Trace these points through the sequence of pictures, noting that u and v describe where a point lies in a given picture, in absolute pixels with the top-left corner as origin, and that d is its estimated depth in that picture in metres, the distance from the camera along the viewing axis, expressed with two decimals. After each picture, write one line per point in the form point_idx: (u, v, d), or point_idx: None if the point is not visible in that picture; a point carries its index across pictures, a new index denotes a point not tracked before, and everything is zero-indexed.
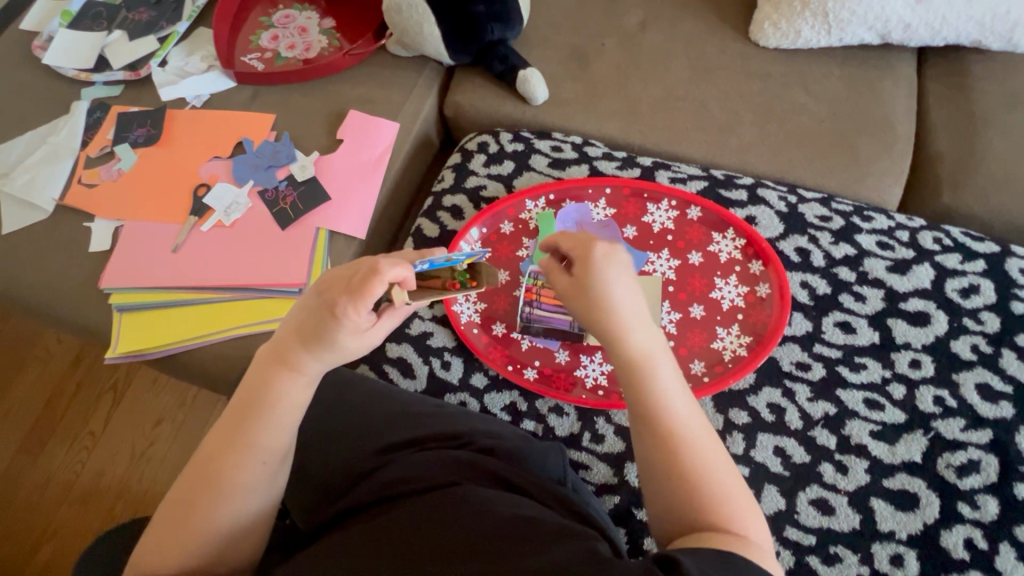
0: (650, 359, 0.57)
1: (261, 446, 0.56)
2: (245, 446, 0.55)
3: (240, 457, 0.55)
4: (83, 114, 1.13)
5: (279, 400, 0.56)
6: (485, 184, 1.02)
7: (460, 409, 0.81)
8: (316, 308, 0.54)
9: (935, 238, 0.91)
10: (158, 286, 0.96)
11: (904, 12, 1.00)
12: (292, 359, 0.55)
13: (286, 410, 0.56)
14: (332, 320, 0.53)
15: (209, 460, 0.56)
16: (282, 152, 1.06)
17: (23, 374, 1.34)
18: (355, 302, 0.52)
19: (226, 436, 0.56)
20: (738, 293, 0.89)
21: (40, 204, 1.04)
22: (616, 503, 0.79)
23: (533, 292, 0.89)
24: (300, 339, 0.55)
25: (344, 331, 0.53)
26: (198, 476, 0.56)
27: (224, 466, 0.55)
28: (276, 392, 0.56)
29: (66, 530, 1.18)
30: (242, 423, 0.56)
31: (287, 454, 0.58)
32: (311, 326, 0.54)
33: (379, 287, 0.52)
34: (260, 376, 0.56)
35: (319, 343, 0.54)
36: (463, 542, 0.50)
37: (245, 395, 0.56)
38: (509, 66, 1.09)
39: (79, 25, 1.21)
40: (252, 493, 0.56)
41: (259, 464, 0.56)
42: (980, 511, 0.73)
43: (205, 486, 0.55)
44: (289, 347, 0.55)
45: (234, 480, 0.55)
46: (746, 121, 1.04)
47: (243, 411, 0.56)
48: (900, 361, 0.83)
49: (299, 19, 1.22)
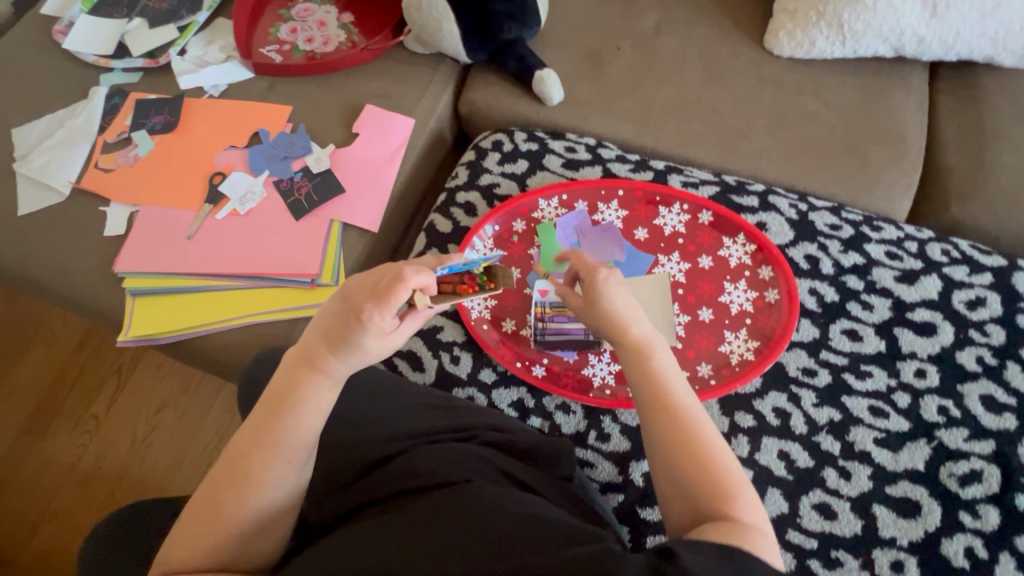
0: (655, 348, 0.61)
1: (289, 446, 0.56)
2: (272, 443, 0.56)
3: (268, 454, 0.56)
4: (102, 99, 1.14)
5: (306, 401, 0.57)
6: (498, 182, 1.03)
7: (469, 403, 0.82)
8: (341, 313, 0.54)
9: (943, 250, 0.92)
10: (170, 274, 0.97)
11: (919, 26, 1.01)
12: (319, 362, 0.56)
13: (310, 412, 0.57)
14: (356, 322, 0.53)
15: (239, 455, 0.56)
16: (298, 144, 1.07)
17: (30, 356, 1.35)
18: (380, 307, 0.53)
19: (254, 432, 0.57)
20: (746, 297, 0.90)
21: (56, 187, 1.05)
22: (620, 502, 0.80)
23: (542, 309, 0.91)
24: (327, 345, 0.55)
25: (368, 335, 0.54)
26: (228, 470, 0.56)
27: (253, 455, 0.56)
28: (303, 392, 0.56)
29: (68, 513, 1.19)
30: (269, 421, 0.56)
31: (311, 451, 0.58)
32: (336, 330, 0.55)
33: (404, 291, 0.53)
34: (288, 376, 0.57)
35: (345, 348, 0.55)
36: (482, 541, 0.50)
37: (274, 393, 0.57)
38: (525, 66, 1.10)
39: (100, 11, 1.22)
40: (277, 487, 0.56)
41: (283, 463, 0.56)
42: (981, 521, 0.74)
43: (231, 477, 0.56)
44: (316, 351, 0.56)
45: (260, 475, 0.56)
46: (758, 128, 1.05)
47: (272, 407, 0.57)
48: (906, 370, 0.84)
49: (318, 12, 1.23)
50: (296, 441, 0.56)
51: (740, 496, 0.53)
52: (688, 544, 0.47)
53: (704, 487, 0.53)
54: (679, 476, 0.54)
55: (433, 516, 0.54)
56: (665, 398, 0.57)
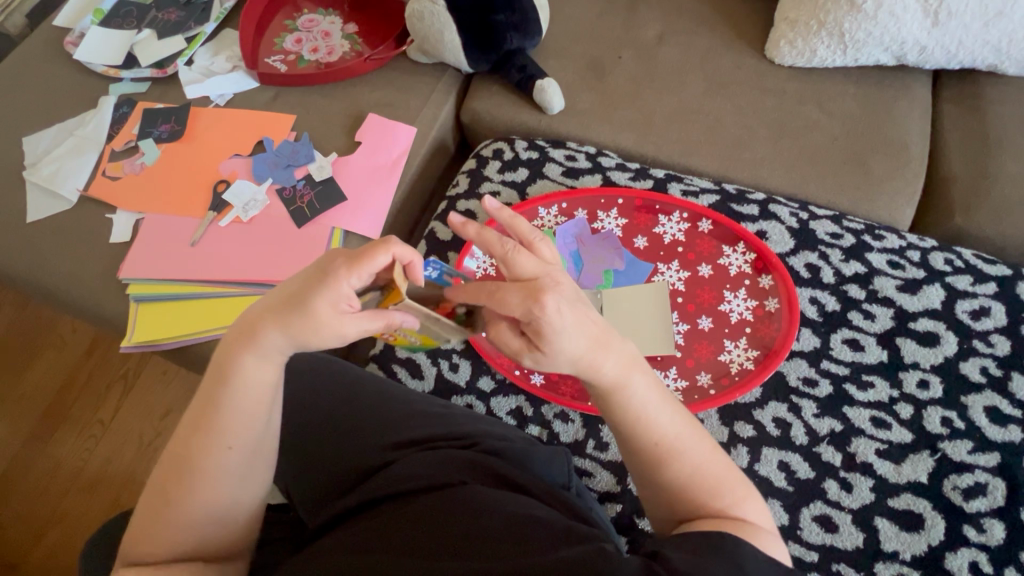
0: (623, 380, 0.53)
1: (231, 427, 0.55)
2: (210, 426, 0.54)
3: (207, 438, 0.54)
4: (111, 109, 1.16)
5: (243, 377, 0.54)
6: (499, 190, 1.04)
7: (467, 411, 0.82)
8: (308, 274, 0.53)
9: (946, 259, 0.91)
10: (173, 280, 0.98)
11: (920, 34, 1.01)
12: (263, 330, 0.53)
13: (249, 389, 0.54)
14: (323, 282, 0.52)
15: (181, 441, 0.55)
16: (301, 152, 1.08)
17: (38, 361, 1.37)
18: (351, 265, 0.51)
19: (195, 416, 0.55)
20: (746, 306, 0.90)
21: (65, 194, 1.07)
22: (618, 512, 0.80)
23: None
24: (279, 308, 0.53)
25: (325, 295, 0.51)
26: (174, 458, 0.56)
27: (194, 440, 0.55)
28: (240, 373, 0.54)
29: (72, 517, 1.19)
30: (209, 402, 0.55)
31: (256, 435, 0.56)
32: (296, 291, 0.53)
33: (383, 256, 0.52)
34: (227, 350, 0.55)
35: (295, 310, 0.52)
36: (471, 543, 0.50)
37: (212, 373, 0.55)
38: (526, 75, 1.11)
39: (110, 23, 1.24)
40: (222, 474, 0.55)
41: (224, 449, 0.55)
42: (986, 535, 0.72)
43: (177, 466, 0.55)
44: (262, 316, 0.53)
45: (201, 461, 0.55)
46: (759, 137, 1.05)
47: (211, 389, 0.55)
48: (908, 381, 0.83)
49: (323, 23, 1.25)
50: (234, 423, 0.55)
51: (734, 503, 0.53)
52: (681, 546, 0.47)
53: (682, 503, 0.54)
54: (653, 495, 0.56)
55: (426, 518, 0.54)
56: (630, 438, 0.55)
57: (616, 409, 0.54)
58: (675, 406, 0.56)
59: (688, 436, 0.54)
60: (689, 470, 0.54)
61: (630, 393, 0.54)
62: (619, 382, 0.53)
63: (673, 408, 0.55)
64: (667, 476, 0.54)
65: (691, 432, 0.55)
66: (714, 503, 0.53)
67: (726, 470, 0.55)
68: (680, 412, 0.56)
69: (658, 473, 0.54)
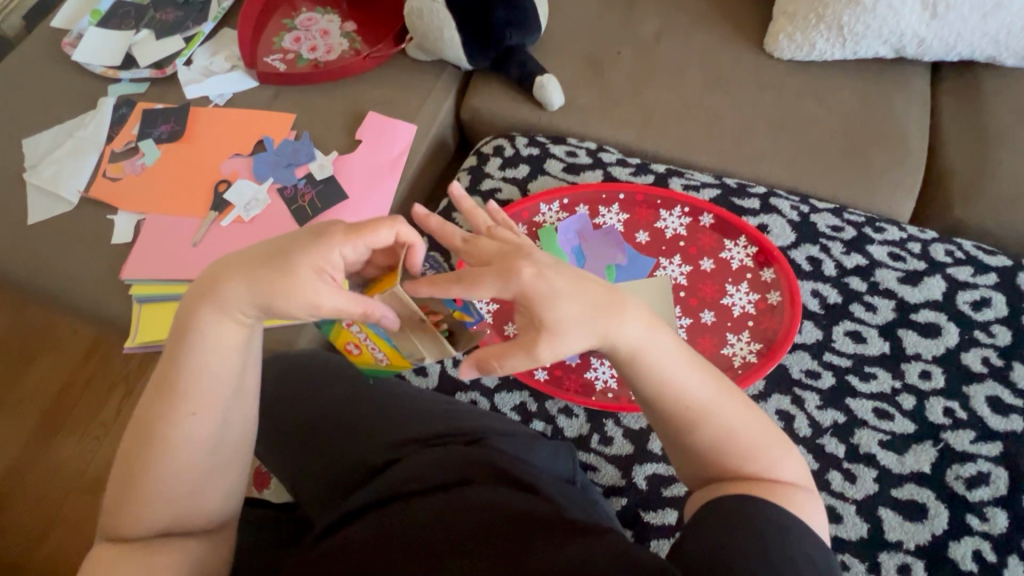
0: (645, 345, 0.50)
1: (196, 391, 0.54)
2: (172, 390, 0.54)
3: (170, 403, 0.54)
4: (109, 110, 1.16)
5: (203, 338, 0.54)
6: (500, 187, 1.04)
7: (472, 407, 0.82)
8: (298, 234, 0.55)
9: (947, 251, 0.91)
10: (177, 280, 0.98)
11: (919, 27, 1.01)
12: (230, 287, 0.53)
13: (210, 354, 0.54)
14: (313, 240, 0.53)
15: (145, 407, 0.55)
16: (302, 151, 1.08)
17: (40, 364, 1.37)
18: (348, 231, 0.54)
19: (160, 382, 0.54)
20: (749, 300, 0.90)
21: (65, 196, 1.07)
22: (623, 505, 0.80)
23: None
24: (255, 265, 0.53)
25: (311, 255, 0.52)
26: (138, 427, 0.55)
27: (157, 406, 0.54)
28: (203, 334, 0.53)
29: (76, 519, 1.20)
30: (171, 366, 0.54)
31: (222, 400, 0.55)
32: (279, 250, 0.53)
33: (386, 228, 0.55)
34: (190, 310, 0.54)
35: (275, 266, 0.52)
36: (473, 542, 0.50)
37: (175, 336, 0.55)
38: (526, 72, 1.11)
39: (108, 24, 1.24)
40: (188, 441, 0.54)
41: (186, 414, 0.54)
42: (989, 524, 0.73)
43: (140, 433, 0.54)
44: (234, 271, 0.53)
45: (163, 428, 0.54)
46: (759, 131, 1.05)
47: (173, 354, 0.54)
48: (911, 371, 0.83)
49: (321, 22, 1.25)
50: (197, 388, 0.54)
51: (769, 466, 0.52)
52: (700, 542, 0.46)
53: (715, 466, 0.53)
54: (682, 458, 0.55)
55: (434, 516, 0.54)
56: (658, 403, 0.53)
57: (641, 375, 0.52)
58: (704, 367, 0.53)
59: (719, 397, 0.52)
60: (722, 432, 0.52)
61: (655, 357, 0.51)
62: (641, 348, 0.50)
63: (701, 369, 0.53)
64: (695, 439, 0.53)
65: (722, 394, 0.53)
66: (747, 467, 0.52)
67: (762, 429, 0.53)
68: (709, 373, 0.53)
69: (685, 437, 0.53)
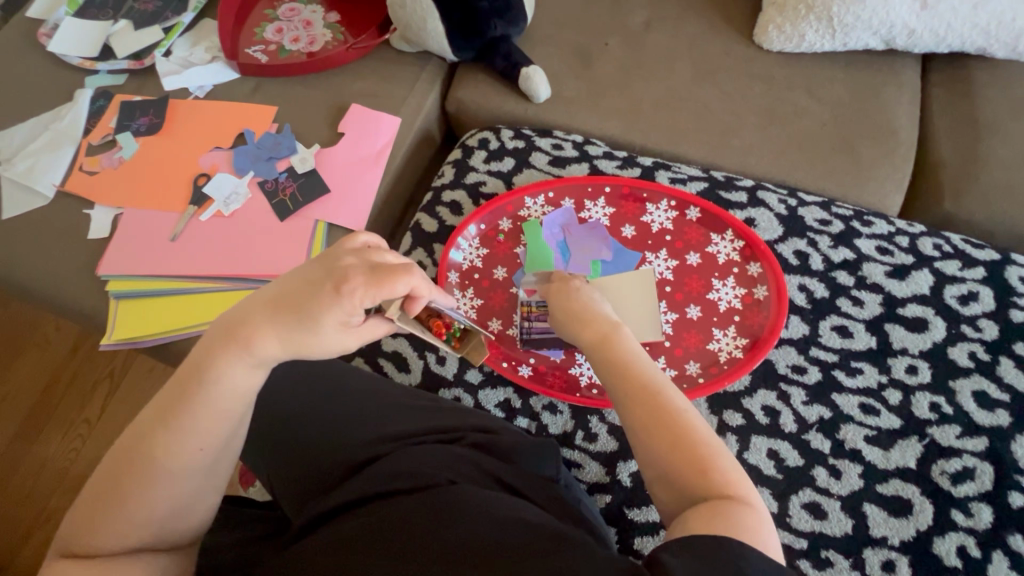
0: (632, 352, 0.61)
1: (202, 428, 0.51)
2: (177, 425, 0.51)
3: (172, 437, 0.51)
4: (86, 102, 1.13)
5: (217, 379, 0.51)
6: (485, 180, 1.02)
7: (454, 404, 0.81)
8: (315, 280, 0.52)
9: (935, 244, 0.90)
10: (155, 276, 0.96)
11: (909, 18, 1.00)
12: (251, 335, 0.51)
13: (223, 396, 0.51)
14: (332, 296, 0.50)
15: (143, 436, 0.51)
16: (283, 144, 1.06)
17: (21, 361, 1.35)
18: (366, 288, 0.51)
19: (162, 412, 0.51)
20: (735, 294, 0.89)
21: (41, 190, 1.04)
22: (608, 503, 0.79)
23: (529, 307, 0.87)
24: (273, 312, 0.51)
25: (331, 313, 0.51)
26: (132, 452, 0.51)
27: (158, 438, 0.51)
28: (219, 373, 0.51)
29: (59, 519, 1.18)
30: (179, 399, 0.51)
31: (230, 436, 0.53)
32: (297, 298, 0.51)
33: (401, 283, 0.52)
34: (208, 347, 0.52)
35: (299, 318, 0.51)
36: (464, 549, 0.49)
37: (186, 368, 0.52)
38: (512, 63, 1.09)
39: (85, 14, 1.21)
40: (189, 474, 0.52)
41: (194, 450, 0.51)
42: (974, 519, 0.72)
43: (135, 462, 0.51)
44: (256, 317, 0.51)
45: (165, 461, 0.51)
46: (748, 123, 1.04)
47: (181, 387, 0.51)
48: (897, 366, 0.82)
49: (305, 12, 1.22)
50: (209, 426, 0.51)
51: (737, 487, 0.50)
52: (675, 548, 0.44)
53: (684, 479, 0.51)
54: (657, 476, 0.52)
55: (408, 518, 0.53)
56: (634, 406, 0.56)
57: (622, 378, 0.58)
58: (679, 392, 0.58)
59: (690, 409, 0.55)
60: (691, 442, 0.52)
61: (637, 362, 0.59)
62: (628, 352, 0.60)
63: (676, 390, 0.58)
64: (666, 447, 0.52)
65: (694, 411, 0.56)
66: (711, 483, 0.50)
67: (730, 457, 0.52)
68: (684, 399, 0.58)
69: (658, 447, 0.53)
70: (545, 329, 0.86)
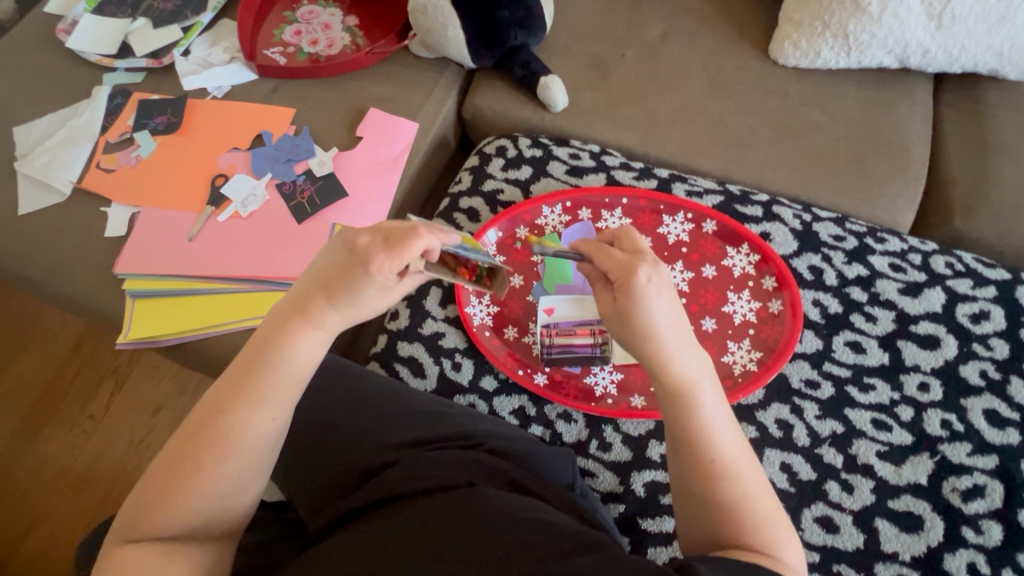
0: (694, 382, 0.53)
1: (274, 398, 0.53)
2: (258, 398, 0.52)
3: (249, 408, 0.52)
4: (104, 99, 1.13)
5: (291, 353, 0.53)
6: (502, 188, 1.03)
7: (471, 410, 0.82)
8: (345, 262, 0.52)
9: (947, 263, 0.92)
10: (172, 275, 0.96)
11: (924, 38, 1.01)
12: (315, 315, 0.53)
13: (297, 369, 0.53)
14: (363, 274, 0.51)
15: (215, 411, 0.52)
16: (301, 147, 1.07)
17: (27, 356, 1.34)
18: (390, 259, 0.51)
19: (235, 386, 0.52)
20: (750, 308, 0.90)
21: (57, 186, 1.05)
22: (621, 512, 0.80)
23: (548, 331, 0.90)
24: (325, 294, 0.53)
25: (373, 287, 0.52)
26: (196, 431, 0.52)
27: (234, 411, 0.52)
28: (293, 345, 0.53)
29: (62, 515, 1.17)
30: (252, 373, 0.52)
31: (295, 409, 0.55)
32: (337, 279, 0.52)
33: (416, 245, 0.51)
34: (276, 324, 0.54)
35: (347, 299, 0.53)
36: (499, 549, 0.49)
37: (259, 343, 0.53)
38: (530, 72, 1.10)
39: (104, 11, 1.21)
40: (256, 447, 0.53)
41: (265, 419, 0.53)
42: (984, 536, 0.73)
43: (203, 437, 0.51)
44: (312, 300, 0.53)
45: (242, 432, 0.52)
46: (762, 137, 1.05)
47: (253, 364, 0.53)
48: (909, 383, 0.83)
49: (323, 15, 1.23)
50: (281, 395, 0.53)
51: (771, 533, 0.50)
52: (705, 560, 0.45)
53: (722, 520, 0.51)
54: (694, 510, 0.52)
55: (432, 522, 0.53)
56: (685, 442, 0.52)
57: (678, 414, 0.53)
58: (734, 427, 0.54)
59: (742, 455, 0.52)
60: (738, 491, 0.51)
61: (699, 398, 0.53)
62: (690, 384, 0.52)
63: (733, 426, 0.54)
64: (715, 493, 0.51)
65: (745, 453, 0.53)
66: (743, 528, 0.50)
67: (771, 501, 0.52)
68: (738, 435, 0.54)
69: (705, 490, 0.51)
70: (565, 349, 0.88)
